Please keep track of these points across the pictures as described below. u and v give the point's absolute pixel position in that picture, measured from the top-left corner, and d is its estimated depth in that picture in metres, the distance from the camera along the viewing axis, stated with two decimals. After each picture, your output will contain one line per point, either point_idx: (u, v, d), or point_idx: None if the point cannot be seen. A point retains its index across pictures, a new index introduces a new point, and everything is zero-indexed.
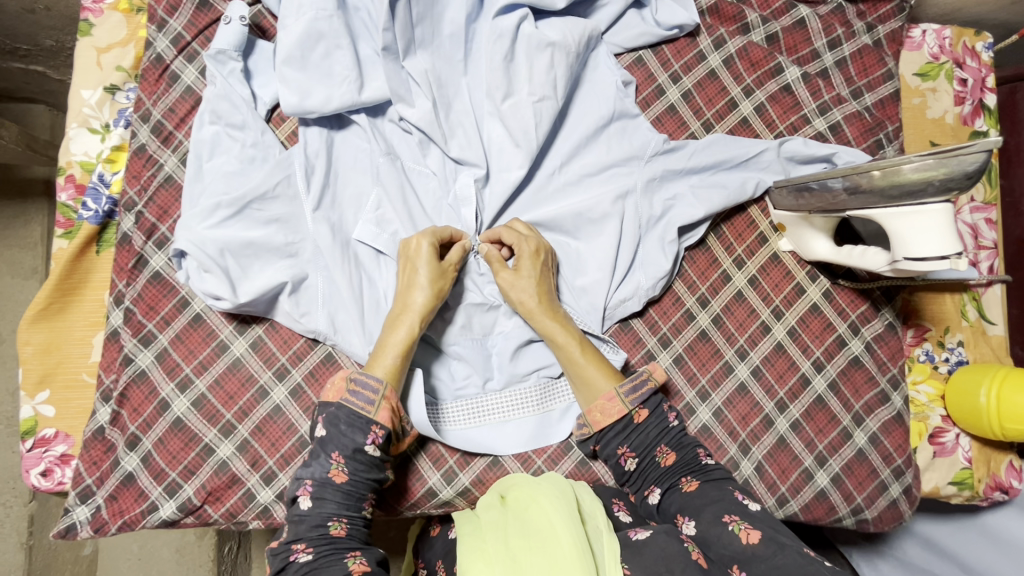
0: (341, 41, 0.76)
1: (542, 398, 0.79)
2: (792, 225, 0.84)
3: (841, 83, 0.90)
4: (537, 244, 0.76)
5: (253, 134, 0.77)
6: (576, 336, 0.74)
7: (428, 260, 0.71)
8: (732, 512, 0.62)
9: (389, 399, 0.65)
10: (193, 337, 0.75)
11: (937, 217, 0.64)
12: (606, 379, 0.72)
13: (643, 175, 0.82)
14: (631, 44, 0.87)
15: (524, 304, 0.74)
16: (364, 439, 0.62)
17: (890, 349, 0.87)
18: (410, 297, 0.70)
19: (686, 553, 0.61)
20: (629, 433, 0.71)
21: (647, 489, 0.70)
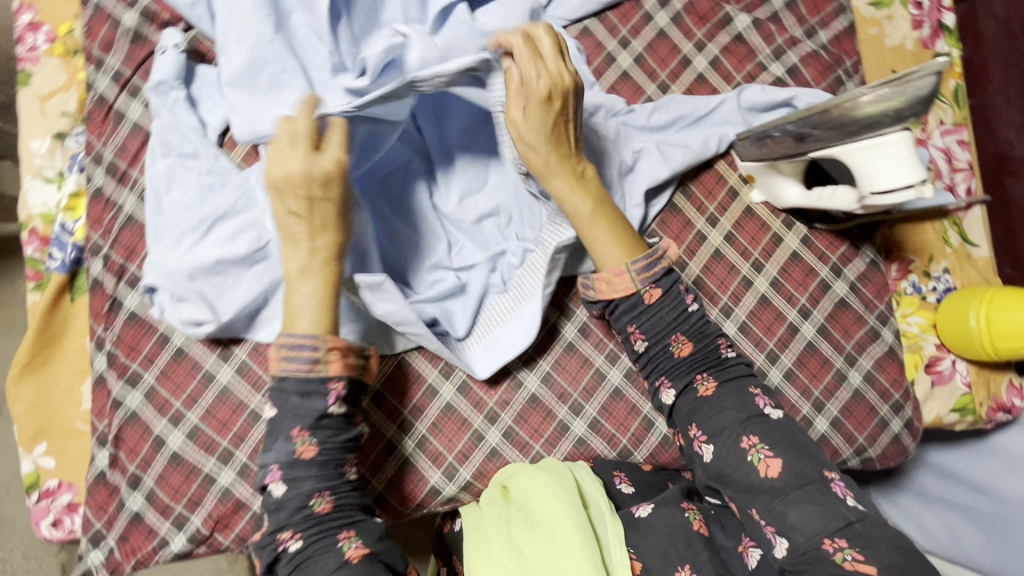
0: (287, 64, 0.75)
1: (512, 301, 0.79)
2: (760, 175, 0.83)
3: (793, 24, 0.88)
4: (559, 81, 0.67)
5: (207, 161, 0.76)
6: (590, 200, 0.71)
7: (298, 203, 0.62)
8: (754, 442, 0.64)
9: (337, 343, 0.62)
10: (178, 370, 0.75)
11: (897, 148, 0.63)
12: (618, 248, 0.71)
13: (602, 136, 0.80)
14: (574, 16, 0.85)
15: (536, 162, 0.70)
16: (326, 400, 0.62)
17: (875, 287, 0.86)
18: (307, 231, 0.63)
19: (689, 523, 0.67)
20: (639, 316, 0.71)
21: (659, 385, 0.72)
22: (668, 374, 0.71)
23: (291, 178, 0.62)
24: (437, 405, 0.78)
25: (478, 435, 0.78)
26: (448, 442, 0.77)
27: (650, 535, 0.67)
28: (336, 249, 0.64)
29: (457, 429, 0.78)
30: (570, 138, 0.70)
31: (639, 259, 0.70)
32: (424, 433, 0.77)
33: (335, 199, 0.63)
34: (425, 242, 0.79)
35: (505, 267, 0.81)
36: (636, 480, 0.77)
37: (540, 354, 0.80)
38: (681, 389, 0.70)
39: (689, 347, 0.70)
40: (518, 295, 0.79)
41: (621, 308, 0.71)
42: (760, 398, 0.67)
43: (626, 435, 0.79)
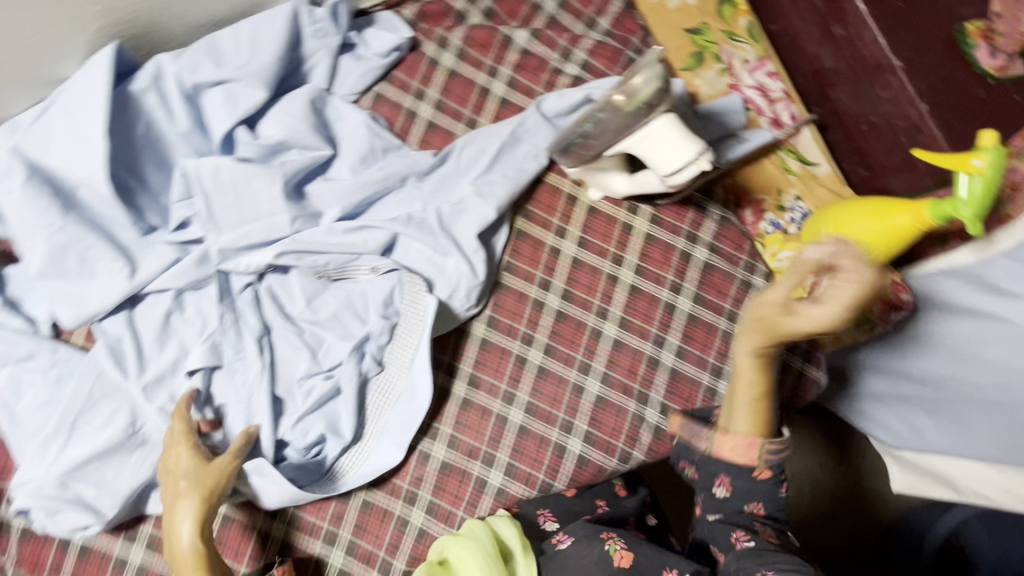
0: (86, 240, 0.73)
1: (385, 392, 0.79)
2: (586, 176, 0.83)
3: (574, 22, 0.91)
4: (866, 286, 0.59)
5: (46, 358, 0.75)
6: (762, 380, 0.69)
7: (184, 473, 0.66)
8: (772, 534, 0.72)
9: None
10: (88, 568, 0.74)
11: (664, 132, 0.66)
12: (754, 427, 0.70)
13: (424, 200, 0.82)
14: (361, 86, 0.85)
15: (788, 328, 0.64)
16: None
17: (734, 240, 0.87)
18: (176, 532, 0.64)
19: (608, 556, 0.70)
20: (734, 470, 0.71)
21: (715, 483, 0.72)
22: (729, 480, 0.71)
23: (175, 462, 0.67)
24: (353, 506, 0.78)
25: (402, 521, 0.78)
26: (376, 539, 0.77)
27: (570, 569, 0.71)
28: (200, 534, 0.64)
29: (379, 522, 0.78)
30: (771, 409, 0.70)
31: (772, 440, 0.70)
32: (349, 538, 0.77)
33: (194, 483, 0.65)
34: (288, 352, 0.78)
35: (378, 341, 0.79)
36: (563, 513, 0.78)
37: (437, 420, 0.81)
38: (733, 498, 0.72)
39: (768, 468, 0.71)
40: (397, 367, 0.79)
41: (744, 462, 0.69)
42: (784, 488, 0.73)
43: (542, 469, 0.80)
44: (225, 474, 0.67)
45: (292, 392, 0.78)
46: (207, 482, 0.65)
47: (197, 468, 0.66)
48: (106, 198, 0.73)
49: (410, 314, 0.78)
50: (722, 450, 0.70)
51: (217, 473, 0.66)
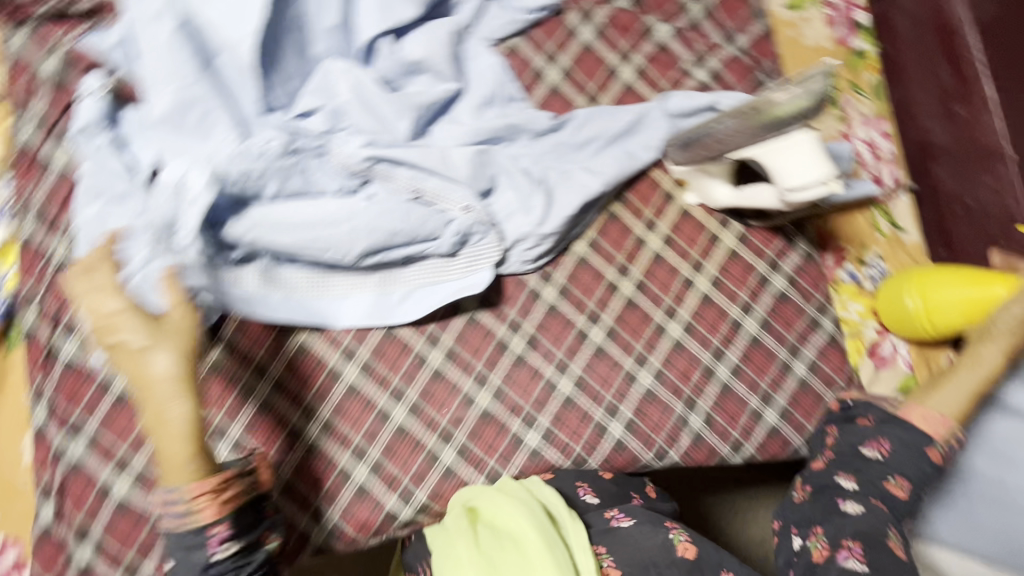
0: (214, 103, 0.75)
1: (384, 279, 0.79)
2: (691, 177, 0.85)
3: (714, 31, 0.91)
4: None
5: (137, 204, 0.74)
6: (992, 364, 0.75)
7: (132, 325, 0.63)
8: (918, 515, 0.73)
9: (203, 493, 0.61)
10: (121, 416, 0.74)
11: (806, 146, 0.67)
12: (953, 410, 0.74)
13: (534, 160, 0.84)
14: (501, 35, 0.87)
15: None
16: (206, 550, 0.61)
17: (813, 278, 0.89)
18: (149, 372, 0.62)
19: (672, 545, 0.70)
20: (898, 432, 0.74)
21: (869, 442, 0.75)
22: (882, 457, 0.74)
23: (109, 314, 0.64)
24: (389, 428, 0.79)
25: (433, 456, 0.78)
26: (403, 466, 0.78)
27: (631, 546, 0.71)
28: (183, 380, 0.63)
29: (410, 450, 0.78)
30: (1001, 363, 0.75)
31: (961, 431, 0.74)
32: (377, 458, 0.78)
33: (168, 341, 0.63)
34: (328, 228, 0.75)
35: (441, 266, 0.80)
36: (599, 490, 0.77)
37: (490, 368, 0.81)
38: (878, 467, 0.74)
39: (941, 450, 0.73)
40: (452, 295, 0.79)
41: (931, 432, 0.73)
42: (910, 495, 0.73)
43: (580, 443, 0.80)
44: (198, 327, 0.66)
45: (342, 283, 0.78)
46: (177, 336, 0.64)
47: (150, 325, 0.64)
48: (245, 68, 0.75)
49: (480, 253, 0.80)
50: (911, 416, 0.75)
51: (185, 326, 0.64)
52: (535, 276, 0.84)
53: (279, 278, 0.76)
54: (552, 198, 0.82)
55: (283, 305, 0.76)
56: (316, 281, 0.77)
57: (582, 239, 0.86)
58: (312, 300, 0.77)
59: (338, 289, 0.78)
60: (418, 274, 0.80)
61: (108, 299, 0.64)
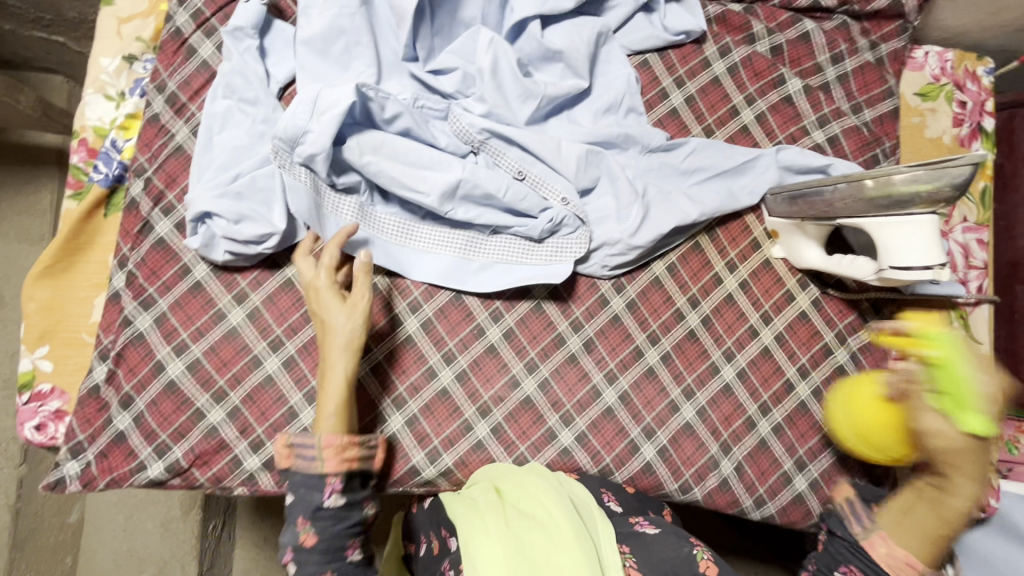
0: (362, 39, 0.78)
1: (468, 246, 0.81)
2: (784, 232, 0.85)
3: (842, 98, 0.91)
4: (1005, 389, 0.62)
5: (264, 111, 0.78)
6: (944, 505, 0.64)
7: (331, 292, 0.70)
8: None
9: (332, 445, 0.66)
10: (192, 303, 0.77)
11: (923, 229, 0.66)
12: (923, 544, 0.63)
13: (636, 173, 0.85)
14: (639, 47, 0.89)
15: (940, 444, 0.62)
16: (322, 496, 0.65)
17: (876, 361, 0.88)
18: (331, 329, 0.69)
19: (693, 559, 0.63)
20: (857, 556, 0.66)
21: (845, 569, 0.66)
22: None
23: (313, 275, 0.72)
24: (433, 387, 0.80)
25: (467, 425, 0.80)
26: (436, 426, 0.79)
27: (653, 551, 0.66)
28: (348, 341, 0.69)
29: (447, 414, 0.80)
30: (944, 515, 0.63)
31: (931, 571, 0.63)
32: (414, 412, 0.79)
33: (347, 306, 0.70)
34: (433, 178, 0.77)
35: (524, 248, 0.81)
36: (623, 501, 0.77)
37: (542, 359, 0.82)
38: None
39: None
40: (529, 278, 0.80)
41: (891, 575, 0.63)
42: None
43: (610, 454, 0.81)
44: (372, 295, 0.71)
45: (429, 238, 0.80)
46: (358, 310, 0.70)
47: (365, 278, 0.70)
48: (400, 15, 0.78)
49: (566, 245, 0.81)
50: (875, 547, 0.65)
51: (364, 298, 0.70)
52: (608, 283, 0.85)
53: (373, 219, 0.79)
54: (647, 212, 0.82)
55: (370, 243, 0.78)
56: (406, 226, 0.80)
57: (662, 261, 0.86)
58: (396, 247, 0.79)
59: (424, 242, 0.80)
60: (501, 250, 0.81)
61: (318, 268, 0.71)
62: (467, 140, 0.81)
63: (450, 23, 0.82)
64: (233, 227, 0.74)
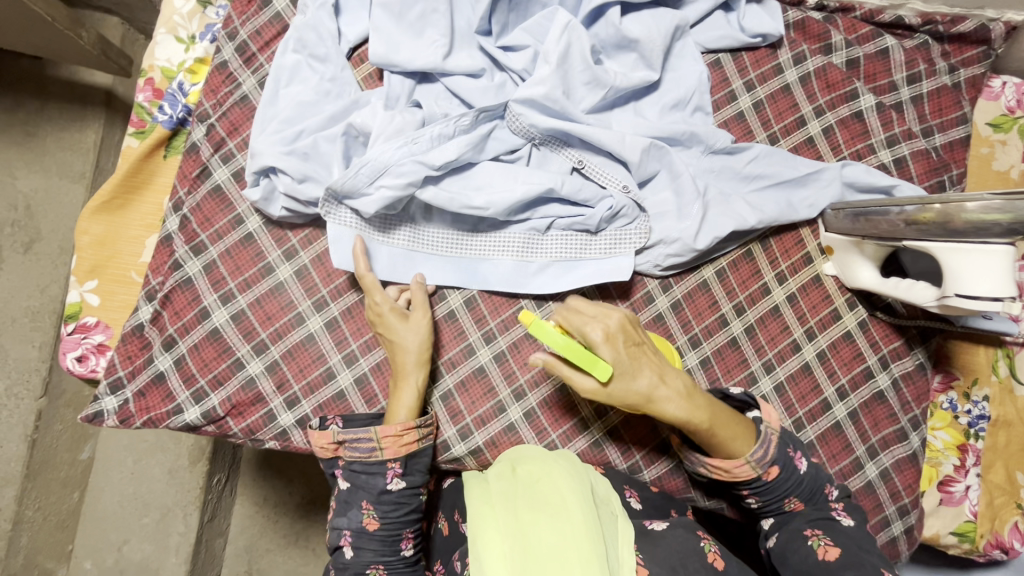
0: (439, 6, 0.77)
1: (524, 247, 0.80)
2: (840, 249, 0.83)
3: (913, 119, 0.89)
4: (608, 323, 0.65)
5: (333, 69, 0.78)
6: (705, 412, 0.68)
7: (398, 321, 0.73)
8: (792, 496, 0.70)
9: (390, 434, 0.69)
10: (242, 254, 0.77)
11: (996, 261, 0.65)
12: (742, 442, 0.69)
13: (694, 172, 0.84)
14: (713, 45, 0.87)
15: (636, 394, 0.67)
16: (383, 479, 0.69)
17: (916, 390, 0.87)
18: (399, 352, 0.73)
19: (702, 552, 0.63)
20: (760, 487, 0.70)
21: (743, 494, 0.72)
22: (752, 490, 0.71)
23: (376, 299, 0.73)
24: (470, 365, 0.80)
25: (501, 407, 0.80)
26: (470, 405, 0.79)
27: (658, 546, 0.64)
28: (417, 360, 0.73)
29: (482, 394, 0.79)
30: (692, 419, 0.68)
31: (755, 445, 0.69)
32: (450, 387, 0.79)
33: (414, 328, 0.73)
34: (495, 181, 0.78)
35: (580, 240, 0.80)
36: (645, 498, 0.77)
37: None
38: (770, 506, 0.71)
39: (801, 498, 0.70)
40: (587, 278, 0.79)
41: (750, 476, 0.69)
42: (798, 461, 0.70)
43: (640, 452, 0.81)
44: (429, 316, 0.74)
45: (484, 244, 0.79)
46: (421, 328, 0.73)
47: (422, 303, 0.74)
48: None
49: (624, 237, 0.79)
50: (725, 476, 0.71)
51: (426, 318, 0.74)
52: (655, 281, 0.84)
53: (424, 236, 0.79)
54: (706, 213, 0.81)
55: (425, 263, 0.79)
56: (461, 233, 0.79)
57: (712, 265, 0.85)
58: (453, 257, 0.79)
59: (479, 249, 0.80)
60: (560, 248, 0.80)
61: (375, 293, 0.73)
62: (526, 136, 0.80)
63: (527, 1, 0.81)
64: (295, 183, 0.73)
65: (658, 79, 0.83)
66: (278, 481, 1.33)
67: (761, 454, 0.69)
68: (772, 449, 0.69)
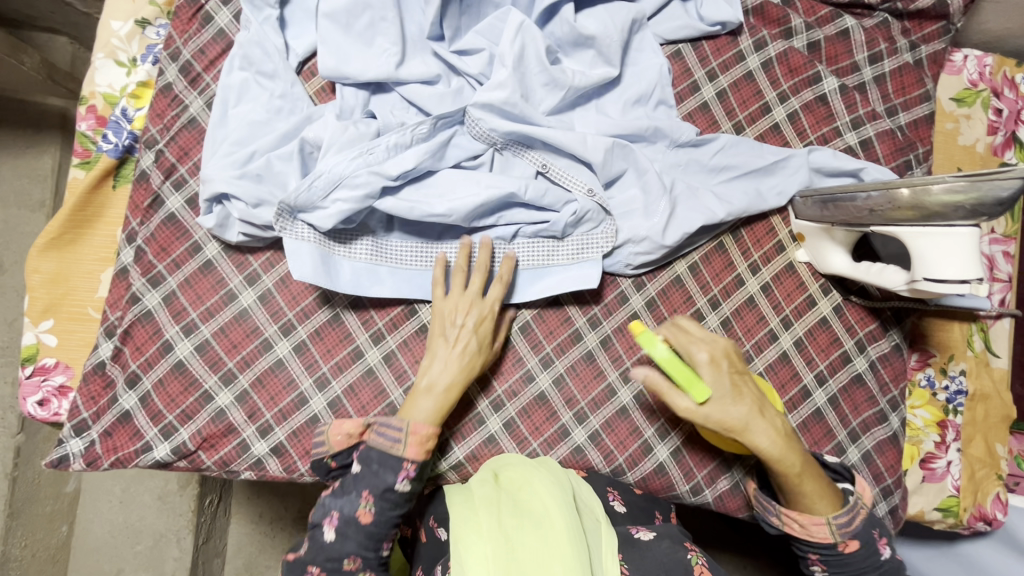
0: (387, 14, 0.75)
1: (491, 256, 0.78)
2: (811, 236, 0.82)
3: (877, 99, 0.88)
4: (715, 348, 0.69)
5: (282, 85, 0.75)
6: (794, 458, 0.68)
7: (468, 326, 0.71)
8: (863, 573, 0.69)
9: (419, 434, 0.67)
10: (202, 283, 0.74)
11: (962, 242, 0.64)
12: (826, 504, 0.68)
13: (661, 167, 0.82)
14: (672, 36, 0.86)
15: (732, 420, 0.67)
16: (394, 476, 0.66)
17: (894, 371, 0.87)
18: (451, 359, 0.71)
19: (687, 563, 0.62)
20: (829, 554, 0.69)
21: (809, 559, 0.71)
22: (822, 556, 0.70)
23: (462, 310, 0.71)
24: None
25: (479, 419, 0.79)
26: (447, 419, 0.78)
27: (646, 556, 0.63)
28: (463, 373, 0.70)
29: (459, 406, 0.79)
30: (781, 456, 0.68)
31: (842, 510, 0.68)
32: None
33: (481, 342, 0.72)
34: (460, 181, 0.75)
35: (545, 244, 0.79)
36: (628, 500, 0.76)
37: (558, 354, 0.80)
38: None
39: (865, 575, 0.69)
40: (556, 286, 0.78)
41: (820, 539, 0.68)
42: (882, 545, 0.68)
43: (623, 454, 0.80)
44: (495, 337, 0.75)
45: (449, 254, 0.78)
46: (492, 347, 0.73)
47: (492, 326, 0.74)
48: None
49: (590, 241, 0.79)
50: (795, 531, 0.70)
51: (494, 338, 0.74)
52: (628, 280, 0.83)
53: (387, 249, 0.76)
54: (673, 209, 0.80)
55: (390, 277, 0.76)
56: (426, 243, 0.78)
57: (684, 260, 0.85)
58: (418, 271, 0.77)
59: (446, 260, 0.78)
60: (527, 255, 0.79)
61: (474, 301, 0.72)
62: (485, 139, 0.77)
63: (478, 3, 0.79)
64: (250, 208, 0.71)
65: (618, 74, 0.81)
66: (272, 496, 1.30)
67: (846, 523, 0.68)
68: (857, 520, 0.68)
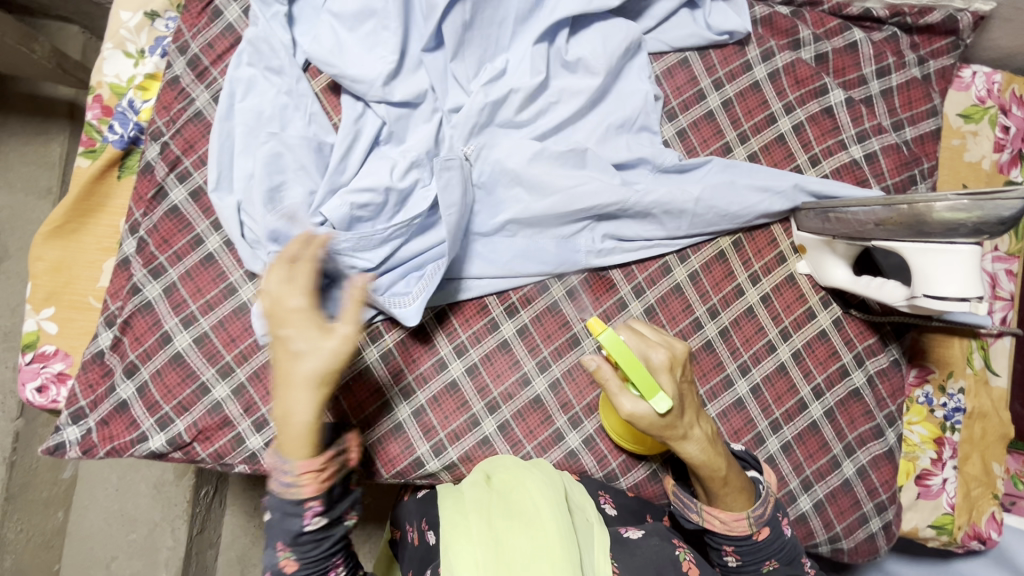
0: (389, 23, 0.75)
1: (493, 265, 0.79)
2: (812, 248, 0.82)
3: (884, 113, 0.88)
4: (672, 353, 0.67)
5: (288, 81, 0.76)
6: (724, 464, 0.67)
7: (312, 330, 0.56)
8: (773, 558, 0.68)
9: (311, 470, 0.56)
10: (203, 275, 0.75)
11: (965, 259, 0.64)
12: (744, 500, 0.68)
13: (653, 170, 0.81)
14: (678, 44, 0.86)
15: (676, 428, 0.65)
16: (301, 521, 0.57)
17: (892, 386, 0.86)
18: (296, 372, 0.55)
19: (676, 559, 0.63)
20: (741, 542, 0.68)
21: (723, 550, 0.70)
22: (736, 548, 0.68)
23: (295, 325, 0.56)
24: (442, 379, 0.79)
25: (474, 420, 0.79)
26: (387, 461, 0.77)
27: (635, 554, 0.63)
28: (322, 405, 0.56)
29: (454, 408, 0.79)
30: (721, 460, 0.67)
31: (756, 503, 0.68)
32: (423, 403, 0.78)
33: (319, 355, 0.55)
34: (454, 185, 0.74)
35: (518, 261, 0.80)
36: (619, 503, 0.76)
37: (555, 358, 0.81)
38: (748, 566, 0.69)
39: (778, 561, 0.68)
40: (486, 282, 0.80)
41: (738, 532, 0.67)
42: (785, 525, 0.69)
43: (617, 459, 0.80)
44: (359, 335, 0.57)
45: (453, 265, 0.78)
46: (335, 348, 0.56)
47: (320, 338, 0.56)
48: None
49: None
50: (716, 524, 0.68)
51: (347, 340, 0.56)
52: (627, 286, 0.83)
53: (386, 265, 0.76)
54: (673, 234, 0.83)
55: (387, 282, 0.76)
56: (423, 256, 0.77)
57: (684, 267, 0.85)
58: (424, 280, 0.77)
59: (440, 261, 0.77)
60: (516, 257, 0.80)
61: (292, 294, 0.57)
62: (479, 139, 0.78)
63: (486, 3, 0.77)
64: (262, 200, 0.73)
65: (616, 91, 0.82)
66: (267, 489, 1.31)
67: (762, 515, 0.67)
68: (769, 509, 0.68)
